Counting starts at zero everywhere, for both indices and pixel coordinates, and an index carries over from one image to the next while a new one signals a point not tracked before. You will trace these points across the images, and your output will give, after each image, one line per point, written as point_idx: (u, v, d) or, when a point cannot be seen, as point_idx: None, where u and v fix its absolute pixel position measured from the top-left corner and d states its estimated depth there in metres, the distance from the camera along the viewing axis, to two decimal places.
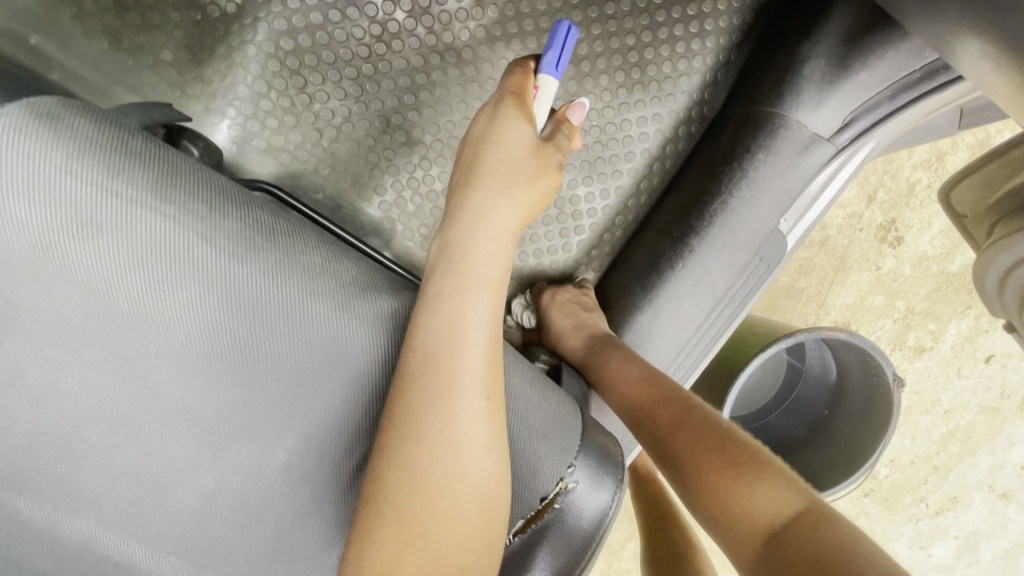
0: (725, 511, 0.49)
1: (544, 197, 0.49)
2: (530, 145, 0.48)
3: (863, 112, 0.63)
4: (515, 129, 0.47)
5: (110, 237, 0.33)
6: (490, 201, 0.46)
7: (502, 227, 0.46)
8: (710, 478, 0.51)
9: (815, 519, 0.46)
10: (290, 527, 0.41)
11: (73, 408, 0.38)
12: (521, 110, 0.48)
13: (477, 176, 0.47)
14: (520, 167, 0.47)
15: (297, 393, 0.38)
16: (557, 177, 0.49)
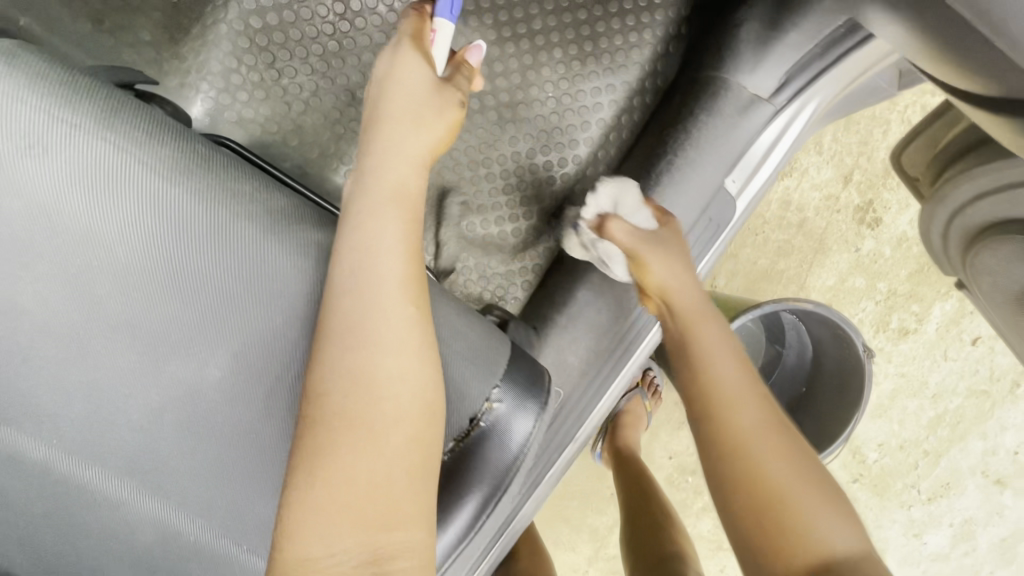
0: (771, 499, 0.59)
1: (449, 132, 0.52)
2: (430, 83, 0.51)
3: (795, 71, 0.66)
4: (411, 69, 0.50)
5: (56, 158, 0.38)
6: (394, 137, 0.49)
7: (407, 155, 0.49)
8: (785, 479, 0.60)
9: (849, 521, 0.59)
10: (232, 443, 0.45)
11: (29, 324, 0.42)
12: (417, 52, 0.51)
13: (382, 112, 0.50)
14: (420, 104, 0.50)
15: (229, 307, 0.43)
16: (458, 111, 0.52)
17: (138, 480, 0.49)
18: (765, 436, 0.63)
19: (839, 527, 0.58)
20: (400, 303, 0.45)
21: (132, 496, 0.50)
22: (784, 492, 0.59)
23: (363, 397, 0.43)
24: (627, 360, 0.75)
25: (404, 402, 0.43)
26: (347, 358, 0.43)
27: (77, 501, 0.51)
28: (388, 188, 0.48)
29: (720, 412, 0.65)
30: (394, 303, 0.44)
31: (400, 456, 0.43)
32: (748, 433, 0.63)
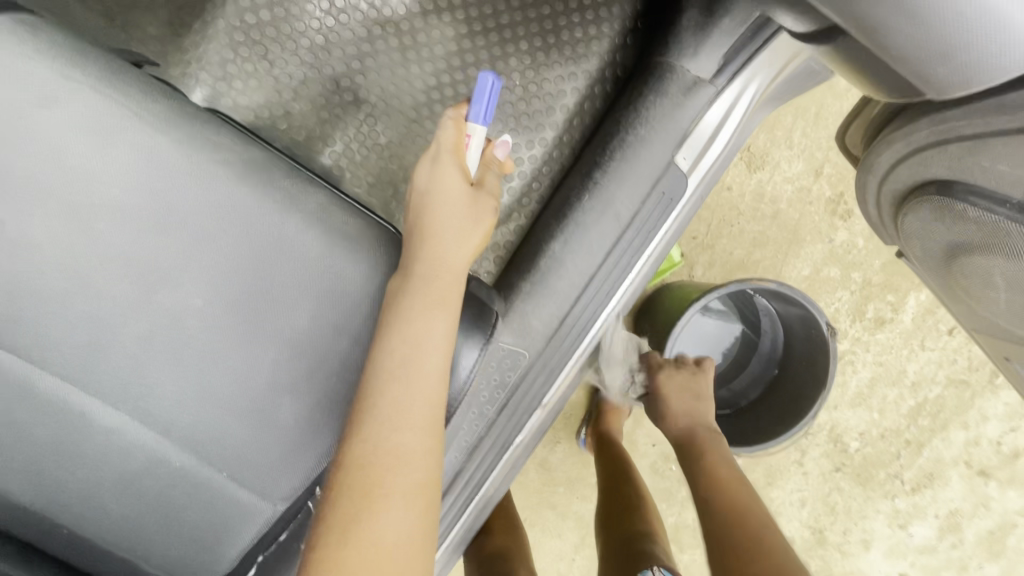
0: (735, 486, 0.85)
1: (483, 240, 0.59)
2: (468, 194, 0.59)
3: (732, 56, 0.73)
4: (451, 175, 0.59)
5: (67, 111, 0.45)
6: (443, 214, 0.57)
7: (452, 271, 0.55)
8: (732, 481, 0.86)
9: (774, 527, 0.79)
10: (212, 368, 0.52)
11: (36, 256, 0.48)
12: (456, 165, 0.60)
13: (431, 211, 0.57)
14: (461, 204, 0.58)
15: (211, 243, 0.49)
16: (494, 219, 0.60)
17: (127, 406, 0.54)
18: (729, 477, 0.87)
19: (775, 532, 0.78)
20: (440, 335, 0.53)
21: (123, 422, 0.56)
22: (744, 490, 0.85)
23: (395, 408, 0.50)
24: (587, 325, 0.81)
25: (427, 404, 0.51)
26: (393, 372, 0.51)
27: (73, 428, 0.56)
28: (438, 250, 0.55)
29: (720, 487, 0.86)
30: (437, 336, 0.52)
31: (423, 451, 0.50)
32: (723, 466, 0.89)
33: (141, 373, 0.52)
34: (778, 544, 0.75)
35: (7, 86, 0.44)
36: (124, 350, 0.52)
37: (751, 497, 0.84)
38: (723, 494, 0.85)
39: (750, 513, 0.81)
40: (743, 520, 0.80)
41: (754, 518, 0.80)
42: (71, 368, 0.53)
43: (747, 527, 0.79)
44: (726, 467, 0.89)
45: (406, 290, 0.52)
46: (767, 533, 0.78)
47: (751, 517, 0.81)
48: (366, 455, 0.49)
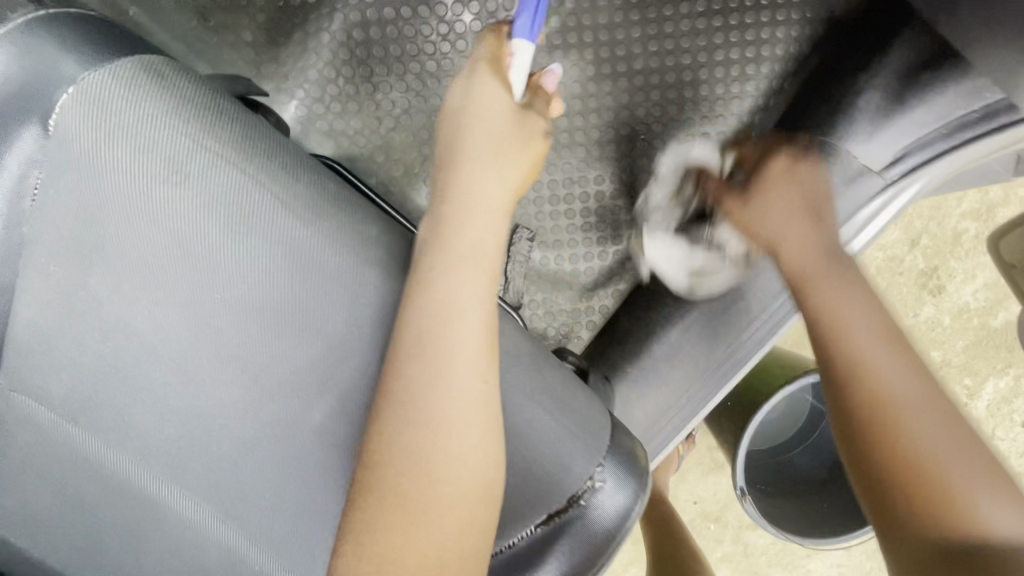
0: (843, 383, 0.55)
1: (532, 166, 0.48)
2: (511, 107, 0.48)
3: (916, 148, 0.61)
4: (490, 97, 0.47)
5: (197, 189, 0.37)
6: (475, 158, 0.46)
7: (494, 198, 0.46)
8: (826, 302, 0.59)
9: (923, 421, 0.52)
10: (313, 486, 0.43)
11: (139, 344, 0.41)
12: (499, 78, 0.48)
13: (464, 153, 0.47)
14: (502, 124, 0.47)
15: (343, 352, 0.42)
16: (542, 147, 0.49)
17: (211, 506, 0.47)
18: (816, 338, 0.58)
19: (938, 421, 0.52)
20: (472, 365, 0.42)
21: (202, 521, 0.48)
22: (833, 378, 0.56)
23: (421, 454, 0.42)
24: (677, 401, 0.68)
25: (467, 465, 0.42)
26: (412, 417, 0.42)
27: (142, 517, 0.49)
28: (471, 229, 0.45)
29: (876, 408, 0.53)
30: (465, 367, 0.42)
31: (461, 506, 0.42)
32: (781, 230, 0.63)
33: (231, 481, 0.44)
34: (938, 423, 0.52)
35: (131, 153, 0.36)
36: (220, 454, 0.44)
37: (897, 372, 0.54)
38: (823, 347, 0.58)
39: (885, 410, 0.53)
40: (879, 410, 0.53)
41: (867, 376, 0.54)
42: (156, 458, 0.46)
43: (872, 402, 0.54)
44: (826, 325, 0.58)
45: (438, 236, 0.44)
46: (895, 441, 0.52)
47: (902, 411, 0.53)
48: (392, 517, 0.42)
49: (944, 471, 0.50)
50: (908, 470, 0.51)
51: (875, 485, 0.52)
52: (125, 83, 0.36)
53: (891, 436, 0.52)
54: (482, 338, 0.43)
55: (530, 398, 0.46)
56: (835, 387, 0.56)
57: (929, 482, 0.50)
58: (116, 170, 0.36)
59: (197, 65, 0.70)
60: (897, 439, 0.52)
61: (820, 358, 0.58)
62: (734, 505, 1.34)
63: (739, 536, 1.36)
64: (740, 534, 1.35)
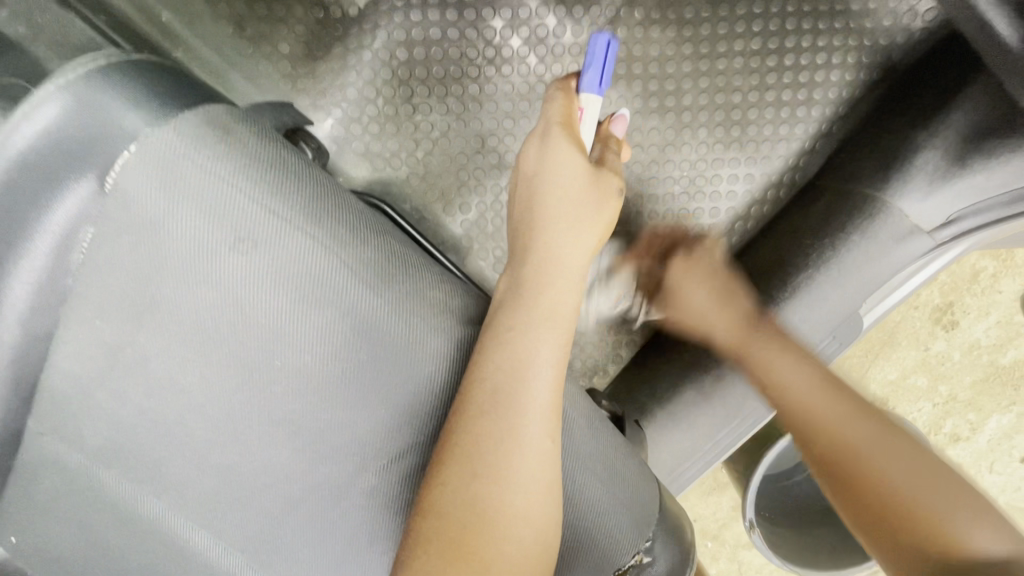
0: (839, 433, 0.59)
1: (607, 229, 0.44)
2: (587, 169, 0.42)
3: (970, 213, 0.62)
4: (564, 155, 0.43)
5: (261, 255, 0.35)
6: (551, 222, 0.42)
7: (569, 266, 0.42)
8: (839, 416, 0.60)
9: (927, 507, 0.51)
10: (356, 546, 0.42)
11: (185, 402, 0.39)
12: (571, 138, 0.43)
13: (540, 217, 0.42)
14: (578, 186, 0.42)
15: (400, 421, 0.39)
16: (618, 205, 0.44)
17: (245, 557, 0.44)
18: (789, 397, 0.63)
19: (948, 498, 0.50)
20: (544, 424, 0.38)
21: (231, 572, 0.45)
22: (833, 431, 0.60)
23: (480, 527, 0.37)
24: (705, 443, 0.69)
25: (531, 527, 0.37)
26: (474, 474, 0.37)
27: (170, 561, 0.46)
28: (547, 298, 0.41)
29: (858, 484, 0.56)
30: (536, 425, 0.38)
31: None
32: (764, 360, 0.64)
33: (273, 536, 0.43)
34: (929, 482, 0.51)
35: (195, 215, 0.34)
36: (262, 510, 0.43)
37: (833, 419, 0.60)
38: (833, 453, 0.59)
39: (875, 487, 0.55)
40: (867, 472, 0.55)
41: (859, 442, 0.58)
42: (190, 508, 0.44)
43: (839, 460, 0.58)
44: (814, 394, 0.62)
45: (512, 301, 0.41)
46: (895, 480, 0.51)
47: (891, 485, 0.54)
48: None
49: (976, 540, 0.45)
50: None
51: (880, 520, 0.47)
52: (192, 140, 0.35)
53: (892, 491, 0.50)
54: (554, 397, 0.39)
55: (589, 472, 0.42)
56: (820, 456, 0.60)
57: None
58: (180, 233, 0.34)
59: (232, 78, 0.68)
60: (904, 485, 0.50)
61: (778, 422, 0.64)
62: (732, 525, 1.22)
63: (734, 553, 1.23)
64: (736, 553, 1.23)
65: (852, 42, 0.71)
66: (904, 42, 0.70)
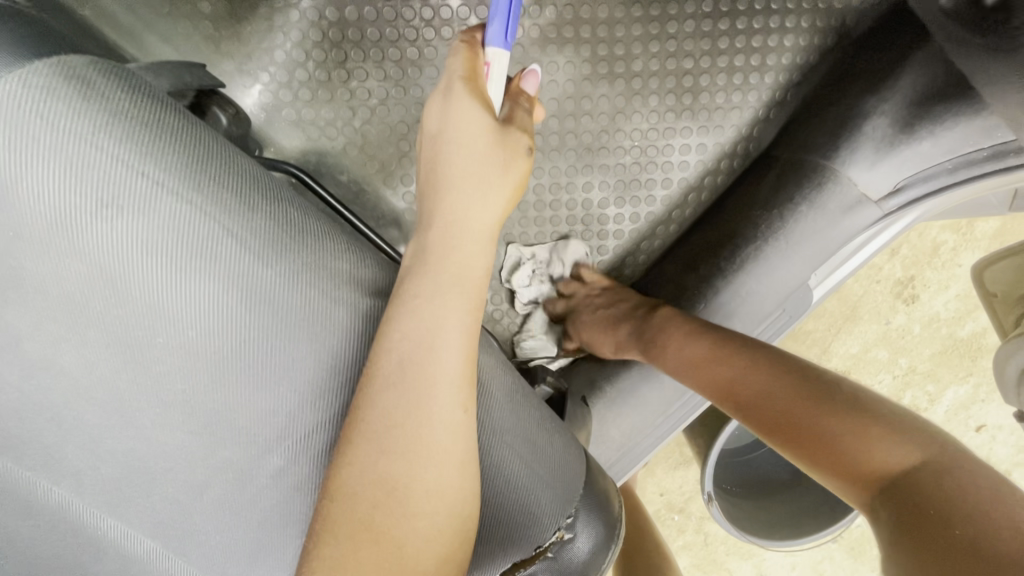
0: (792, 402, 0.50)
1: (518, 189, 0.42)
2: (492, 127, 0.40)
3: (917, 181, 0.60)
4: (467, 112, 0.40)
5: (130, 220, 0.32)
6: (456, 182, 0.40)
7: (476, 227, 0.40)
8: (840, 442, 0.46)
9: (888, 419, 0.46)
10: (267, 530, 0.39)
11: (66, 385, 0.36)
12: (474, 95, 0.40)
13: (443, 178, 0.40)
14: (483, 145, 0.40)
15: (302, 401, 0.37)
16: (528, 163, 0.42)
17: (157, 543, 0.42)
18: (726, 368, 0.55)
19: (905, 444, 0.43)
20: (454, 393, 0.37)
21: (147, 556, 0.43)
22: (806, 401, 0.49)
23: (385, 509, 0.35)
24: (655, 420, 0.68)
25: (442, 503, 0.36)
26: (381, 449, 0.35)
27: (82, 550, 0.44)
28: (454, 263, 0.39)
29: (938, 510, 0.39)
30: (447, 395, 0.36)
31: (427, 563, 0.35)
32: (689, 332, 0.60)
33: (181, 525, 0.40)
34: (886, 425, 0.45)
35: (50, 176, 0.31)
36: (166, 497, 0.40)
37: (784, 385, 0.51)
38: (803, 405, 0.49)
39: (826, 429, 0.47)
40: (827, 437, 0.46)
41: (822, 409, 0.48)
42: (91, 497, 0.41)
43: (844, 411, 0.47)
44: (760, 371, 0.53)
45: (417, 267, 0.39)
46: (858, 434, 0.45)
47: (864, 416, 0.46)
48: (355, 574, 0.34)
49: (977, 482, 0.40)
50: (888, 476, 0.43)
51: (882, 519, 0.42)
52: (41, 93, 0.31)
53: (853, 465, 0.44)
54: (463, 367, 0.37)
55: (510, 448, 0.41)
56: (790, 421, 0.49)
57: (941, 485, 0.41)
58: (34, 197, 0.31)
59: (148, 40, 0.63)
60: (855, 451, 0.45)
61: (768, 431, 0.51)
62: (697, 497, 1.23)
63: (700, 525, 1.25)
64: (701, 524, 1.24)
65: (807, 5, 0.69)
66: (859, 4, 0.68)
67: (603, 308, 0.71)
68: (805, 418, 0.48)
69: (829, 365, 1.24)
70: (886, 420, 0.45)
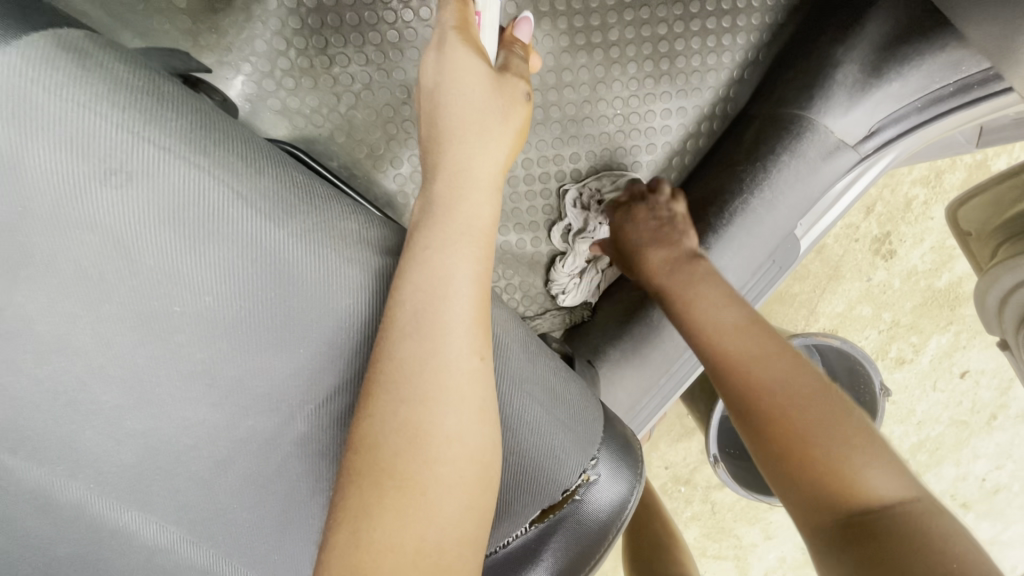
0: (807, 405, 0.50)
1: (518, 135, 0.44)
2: (489, 74, 0.43)
3: (890, 122, 0.63)
4: (465, 61, 0.42)
5: (139, 188, 0.32)
6: (458, 130, 0.41)
7: (481, 173, 0.41)
8: (835, 453, 0.47)
9: (886, 453, 0.47)
10: (298, 499, 0.39)
11: (82, 366, 0.36)
12: (468, 44, 0.43)
13: (446, 129, 0.42)
14: (483, 93, 0.42)
15: (323, 361, 0.37)
16: (526, 109, 0.44)
17: (182, 528, 0.41)
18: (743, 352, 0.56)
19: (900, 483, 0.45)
20: (468, 340, 0.37)
21: (174, 543, 0.42)
22: (818, 411, 0.50)
23: (413, 459, 0.36)
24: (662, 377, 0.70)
25: (468, 448, 0.36)
26: (402, 399, 0.36)
27: (104, 545, 0.43)
28: (462, 213, 0.40)
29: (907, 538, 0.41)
30: (461, 341, 0.37)
31: (459, 509, 0.36)
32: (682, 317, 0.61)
33: (206, 505, 0.40)
34: (887, 459, 0.47)
35: (57, 146, 0.31)
36: (188, 478, 0.39)
37: (803, 387, 0.52)
38: (806, 410, 0.50)
39: (832, 440, 0.48)
40: (828, 453, 0.47)
41: (837, 423, 0.49)
42: (111, 488, 0.41)
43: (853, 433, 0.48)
44: (778, 363, 0.54)
45: (427, 219, 0.40)
46: (864, 457, 0.46)
47: (866, 445, 0.47)
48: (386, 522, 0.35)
49: (955, 533, 0.42)
50: (874, 504, 0.44)
51: (848, 539, 0.43)
52: (42, 65, 0.32)
53: (845, 482, 0.45)
54: (477, 313, 0.38)
55: (529, 396, 0.42)
56: (794, 423, 0.49)
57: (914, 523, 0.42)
58: (41, 169, 0.31)
59: (125, 37, 0.62)
60: (858, 472, 0.45)
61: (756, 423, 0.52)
62: (703, 466, 1.25)
63: (707, 493, 1.26)
64: (709, 493, 1.26)
65: None
66: None
67: (653, 232, 0.66)
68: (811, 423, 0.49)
69: (817, 326, 1.28)
70: (888, 455, 0.47)
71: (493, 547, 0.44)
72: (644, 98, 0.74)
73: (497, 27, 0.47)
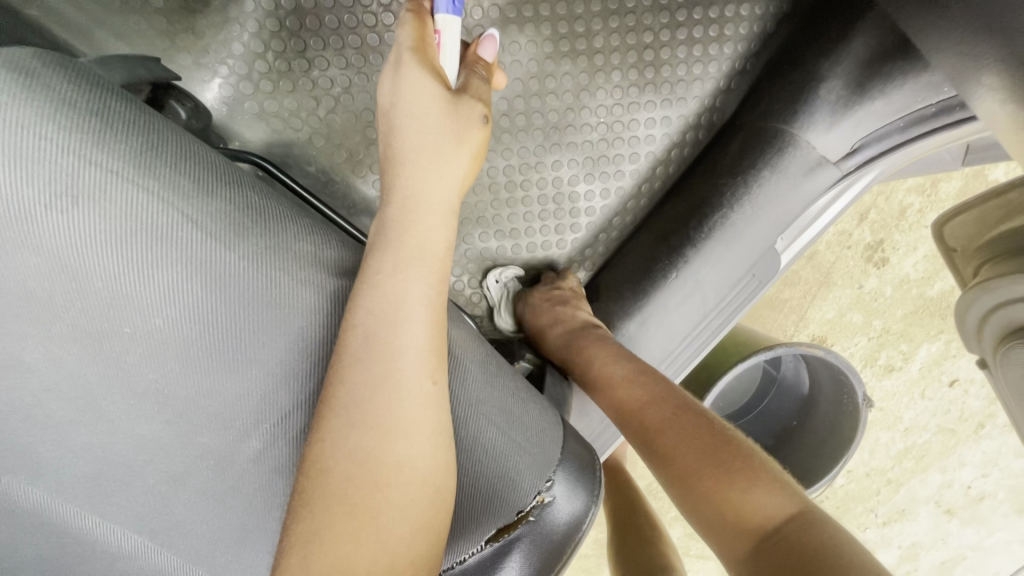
0: (687, 441, 0.52)
1: (475, 157, 0.44)
2: (445, 96, 0.42)
3: (872, 140, 0.62)
4: (417, 82, 0.41)
5: (84, 211, 0.32)
6: (413, 154, 0.42)
7: (437, 197, 0.42)
8: (716, 484, 0.48)
9: (773, 475, 0.49)
10: (254, 516, 0.39)
11: (37, 383, 0.36)
12: (424, 65, 0.42)
13: (401, 152, 0.42)
14: (439, 116, 0.41)
15: (274, 383, 0.37)
16: (484, 132, 0.44)
17: (143, 536, 0.42)
18: (632, 393, 0.58)
19: (786, 500, 0.46)
20: (421, 365, 0.38)
21: (137, 550, 0.42)
22: (698, 444, 0.51)
23: (363, 481, 0.36)
24: None
25: (418, 471, 0.37)
26: (351, 421, 0.36)
27: (69, 550, 0.44)
28: (416, 238, 0.41)
29: (793, 555, 0.43)
30: (413, 367, 0.37)
31: (406, 530, 0.37)
32: (605, 359, 0.63)
33: (165, 516, 0.40)
34: (764, 475, 0.48)
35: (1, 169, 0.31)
36: (145, 490, 0.39)
37: (685, 423, 0.53)
38: (690, 444, 0.51)
39: (717, 471, 0.49)
40: (715, 486, 0.48)
41: (718, 451, 0.50)
42: (72, 497, 0.41)
43: (737, 463, 0.49)
44: (664, 404, 0.56)
45: (382, 243, 0.40)
46: (750, 485, 0.47)
47: (753, 467, 0.49)
48: (333, 546, 0.35)
49: (838, 539, 0.43)
50: (773, 527, 0.45)
51: (757, 567, 0.44)
52: None
53: (736, 515, 0.47)
54: (430, 336, 0.39)
55: (486, 419, 0.42)
56: (682, 459, 0.51)
57: (809, 537, 0.44)
58: None
59: (102, 38, 0.62)
60: (744, 500, 0.47)
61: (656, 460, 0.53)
62: None
63: None
64: None
65: None
66: None
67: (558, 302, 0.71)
68: (699, 458, 0.50)
69: (806, 332, 1.28)
70: (772, 474, 0.49)
71: (450, 563, 0.43)
72: (627, 109, 0.73)
73: (458, 44, 0.46)
